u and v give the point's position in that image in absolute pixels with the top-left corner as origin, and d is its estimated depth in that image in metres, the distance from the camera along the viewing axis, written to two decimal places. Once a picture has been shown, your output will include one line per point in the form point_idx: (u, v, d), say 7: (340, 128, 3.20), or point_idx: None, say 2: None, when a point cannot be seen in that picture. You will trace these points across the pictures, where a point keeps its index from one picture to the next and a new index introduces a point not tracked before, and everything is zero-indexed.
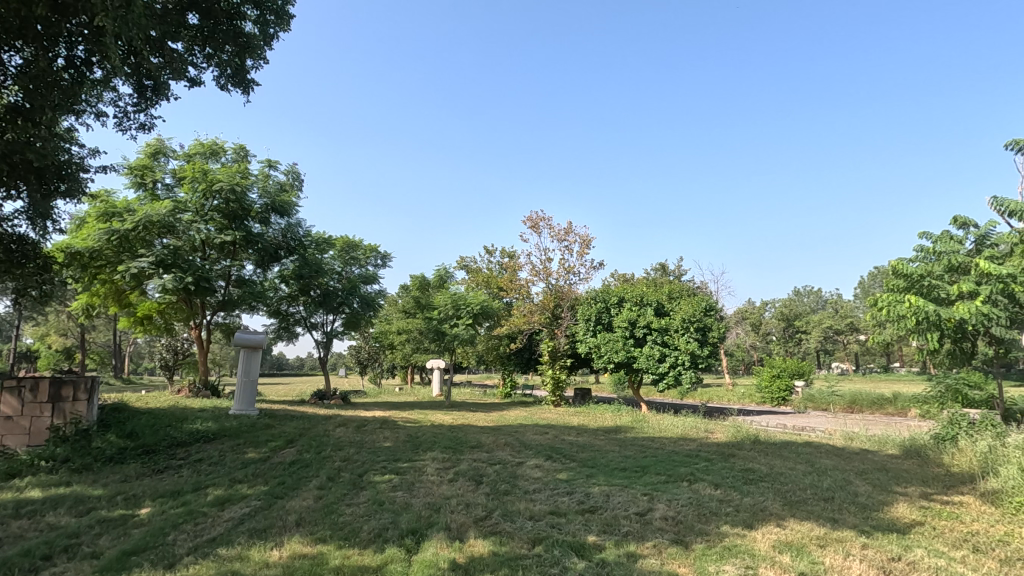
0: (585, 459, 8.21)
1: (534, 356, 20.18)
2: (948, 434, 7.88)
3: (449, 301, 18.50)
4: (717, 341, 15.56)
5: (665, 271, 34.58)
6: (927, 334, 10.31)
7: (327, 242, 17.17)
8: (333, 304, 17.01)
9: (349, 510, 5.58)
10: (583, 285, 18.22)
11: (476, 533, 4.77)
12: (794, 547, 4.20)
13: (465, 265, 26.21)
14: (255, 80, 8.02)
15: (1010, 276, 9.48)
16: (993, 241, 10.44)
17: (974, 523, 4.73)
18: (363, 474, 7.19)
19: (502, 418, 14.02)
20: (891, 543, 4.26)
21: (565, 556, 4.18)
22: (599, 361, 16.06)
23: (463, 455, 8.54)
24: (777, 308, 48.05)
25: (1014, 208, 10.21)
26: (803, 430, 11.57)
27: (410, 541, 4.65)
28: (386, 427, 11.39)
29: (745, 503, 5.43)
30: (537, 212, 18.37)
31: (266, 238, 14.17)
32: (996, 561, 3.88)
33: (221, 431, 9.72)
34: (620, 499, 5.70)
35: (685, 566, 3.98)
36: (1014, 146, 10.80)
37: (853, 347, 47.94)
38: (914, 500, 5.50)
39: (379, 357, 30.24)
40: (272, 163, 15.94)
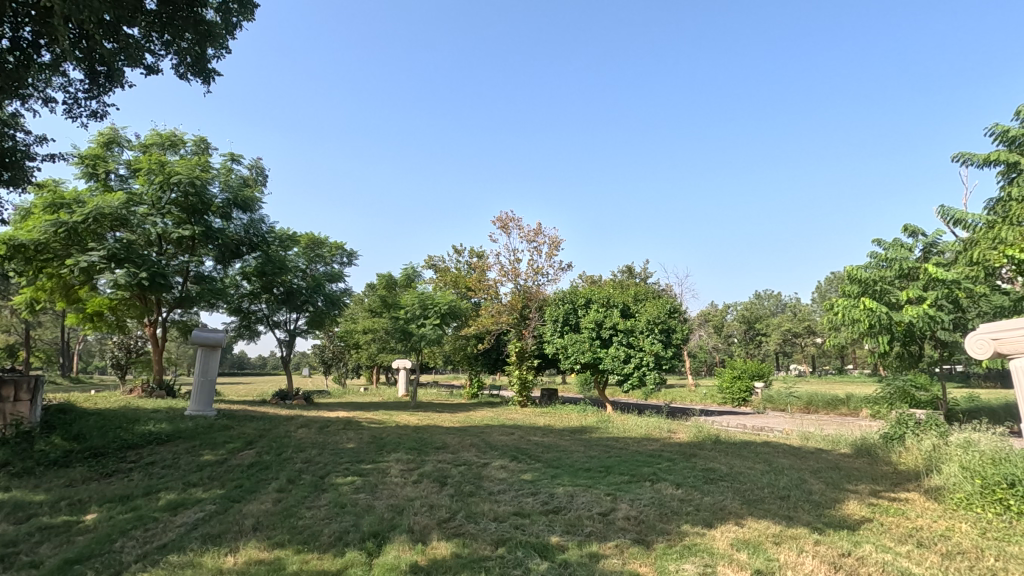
0: (550, 459, 8.23)
1: (501, 356, 20.13)
2: (896, 433, 8.21)
3: (417, 301, 18.32)
4: (681, 343, 15.84)
5: (632, 273, 35.06)
6: (879, 337, 10.73)
7: (291, 239, 16.74)
8: (296, 302, 16.62)
9: (310, 513, 5.46)
10: (550, 286, 18.27)
11: (439, 536, 4.71)
12: (751, 545, 4.30)
13: (433, 265, 25.95)
14: (216, 70, 7.79)
15: (955, 282, 10.03)
16: (940, 248, 10.97)
17: (919, 519, 4.95)
18: (324, 476, 7.04)
19: (467, 419, 13.90)
20: (843, 539, 4.41)
21: (529, 557, 4.18)
22: (566, 362, 16.17)
23: (428, 457, 8.47)
24: (739, 310, 49.23)
25: (959, 217, 10.78)
26: (761, 429, 11.92)
27: (372, 544, 4.57)
28: (350, 427, 11.24)
29: (705, 502, 5.54)
30: (507, 212, 18.35)
31: (227, 234, 13.71)
32: (938, 556, 4.06)
33: (175, 432, 9.37)
34: (584, 499, 5.74)
35: (647, 566, 4.03)
36: (960, 157, 11.37)
37: (810, 350, 49.52)
38: (864, 497, 5.72)
39: (343, 357, 29.66)
40: (235, 156, 15.48)
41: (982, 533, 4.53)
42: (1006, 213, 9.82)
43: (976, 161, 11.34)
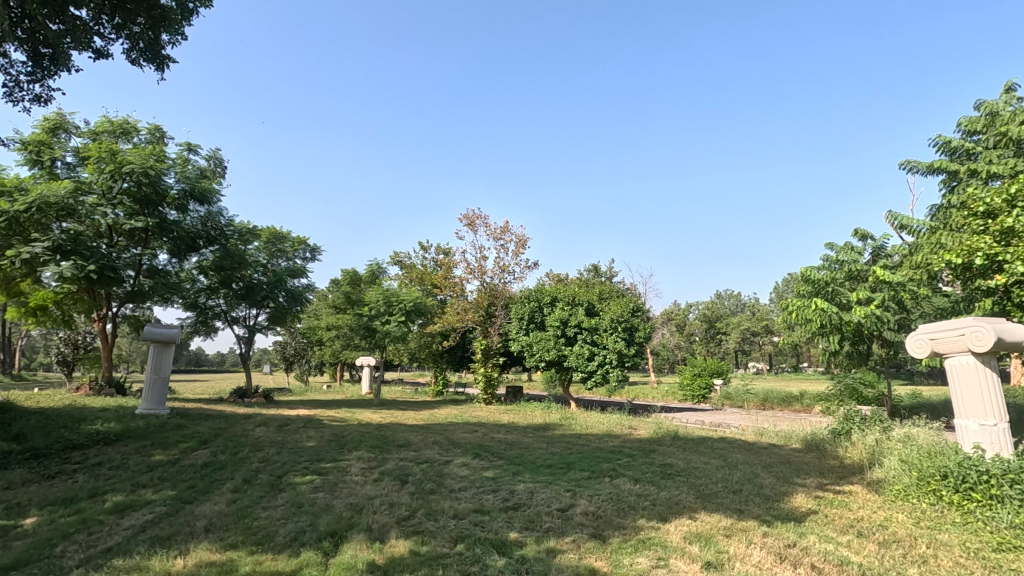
0: (513, 456, 8.28)
1: (467, 354, 20.06)
2: (843, 429, 8.57)
3: (381, 297, 18.46)
4: (643, 341, 16.09)
5: (597, 272, 35.45)
6: (830, 336, 11.15)
7: (252, 233, 16.30)
8: (256, 297, 16.19)
9: (265, 513, 5.35)
10: (516, 284, 18.17)
11: (398, 534, 4.70)
12: (703, 538, 4.43)
13: (399, 261, 25.63)
14: (171, 56, 7.53)
15: (900, 284, 10.49)
16: (887, 252, 11.46)
17: (860, 510, 5.19)
18: (282, 476, 6.90)
19: (431, 416, 13.84)
20: (789, 530, 4.59)
21: (486, 554, 4.20)
22: (531, 360, 16.28)
23: (390, 455, 8.40)
24: (700, 309, 50.25)
25: (905, 222, 11.30)
26: (718, 426, 12.21)
27: (328, 543, 4.51)
28: (311, 425, 11.04)
29: (662, 497, 5.68)
30: (473, 210, 18.15)
31: (182, 227, 13.26)
32: (875, 544, 4.27)
33: (125, 431, 9.03)
34: (544, 495, 5.81)
35: (602, 560, 4.10)
36: (907, 166, 11.94)
37: (767, 348, 51.05)
38: (811, 491, 5.96)
39: (306, 353, 29.04)
40: (192, 146, 14.97)
41: (917, 522, 4.78)
42: (947, 220, 10.34)
43: (921, 169, 11.93)
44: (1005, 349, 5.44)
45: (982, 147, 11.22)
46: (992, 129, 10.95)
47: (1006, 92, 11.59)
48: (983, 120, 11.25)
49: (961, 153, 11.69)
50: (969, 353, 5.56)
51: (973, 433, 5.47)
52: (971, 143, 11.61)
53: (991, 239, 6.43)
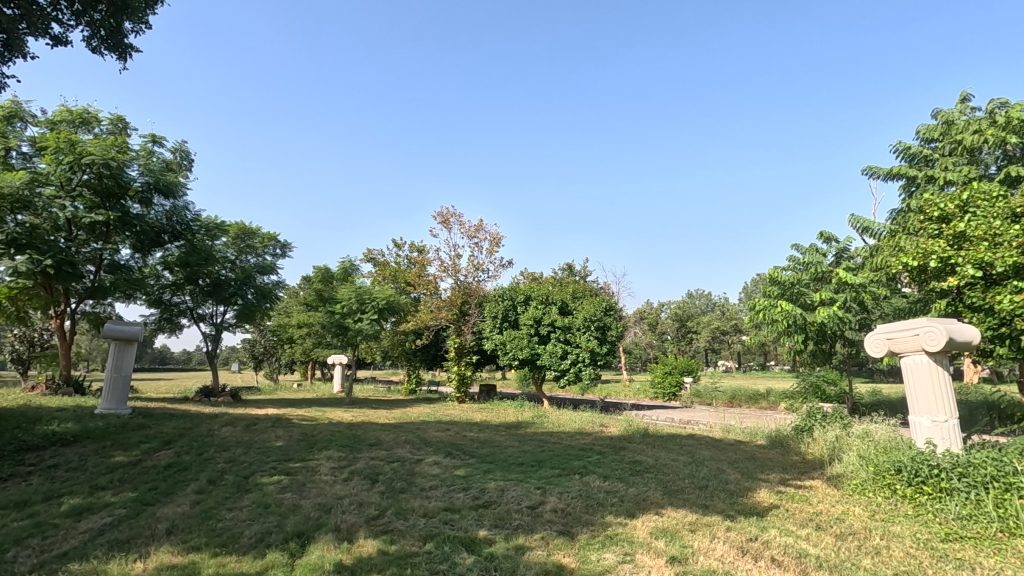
0: (484, 455, 8.29)
1: (440, 352, 19.96)
2: (806, 425, 8.83)
3: (354, 295, 18.35)
4: (616, 340, 16.22)
5: (571, 271, 35.73)
6: (795, 336, 11.47)
7: (220, 228, 15.91)
8: (223, 294, 15.81)
9: (230, 515, 5.25)
10: (490, 282, 18.16)
11: (367, 533, 4.67)
12: (669, 533, 4.53)
13: (372, 258, 25.35)
14: (134, 46, 7.32)
15: (862, 286, 10.83)
16: (849, 254, 11.81)
17: (819, 504, 5.37)
18: (249, 476, 6.78)
19: (403, 415, 13.73)
20: (751, 525, 4.72)
21: (455, 552, 4.21)
22: (505, 358, 16.31)
23: (361, 454, 8.33)
24: (672, 309, 51.04)
25: (867, 226, 11.67)
26: (687, 423, 12.45)
27: (295, 544, 4.45)
28: (280, 425, 10.86)
29: (630, 493, 5.77)
30: (447, 207, 18.13)
31: (146, 221, 12.84)
32: (833, 537, 4.43)
33: (83, 432, 8.73)
34: (515, 493, 5.86)
35: (569, 556, 4.15)
36: (870, 170, 12.33)
37: (736, 346, 52.16)
38: (774, 486, 6.13)
39: (275, 351, 28.48)
40: (157, 138, 14.54)
41: (872, 515, 4.97)
42: (906, 224, 10.72)
43: (882, 174, 12.36)
44: (956, 349, 5.68)
45: (939, 154, 11.64)
46: (948, 136, 11.40)
47: (962, 101, 12.06)
48: (940, 128, 11.70)
49: (919, 159, 12.12)
50: (923, 352, 5.79)
51: (926, 429, 5.69)
52: (929, 150, 12.05)
53: (945, 242, 6.69)
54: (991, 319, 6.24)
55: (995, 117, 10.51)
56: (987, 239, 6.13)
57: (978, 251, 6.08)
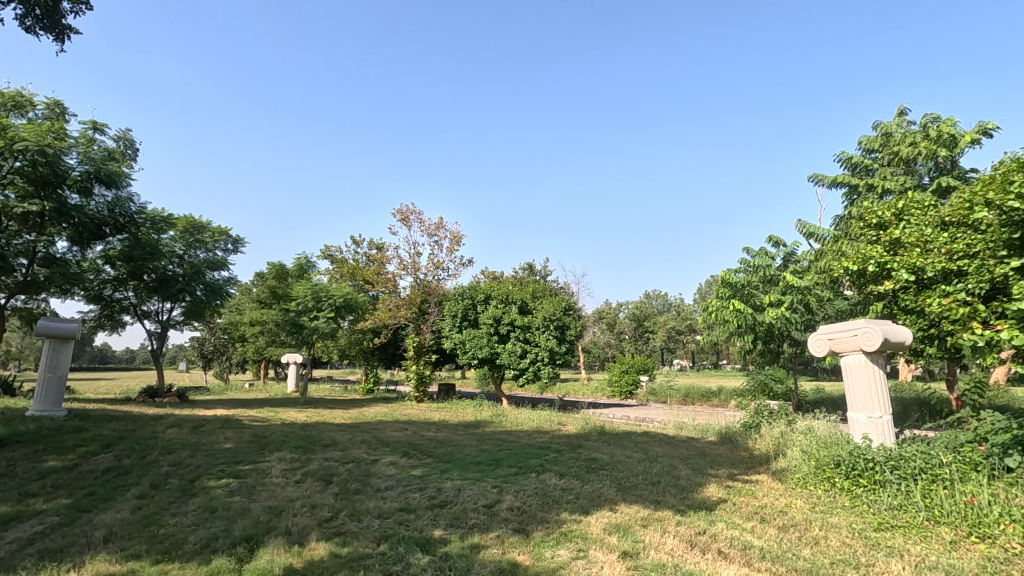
0: (442, 454, 8.26)
1: (399, 351, 19.71)
2: (754, 422, 9.16)
3: (310, 292, 17.93)
4: (575, 339, 16.36)
5: (532, 270, 35.96)
6: (745, 335, 11.90)
7: (166, 221, 15.23)
8: (170, 291, 15.13)
9: (174, 520, 5.05)
10: (450, 281, 18.07)
11: (319, 536, 4.58)
12: (621, 528, 4.62)
13: (329, 255, 24.80)
14: (72, 27, 6.94)
15: (808, 288, 11.32)
16: (796, 257, 12.33)
17: (764, 498, 5.60)
18: (195, 479, 6.53)
19: (360, 415, 13.48)
20: (700, 519, 4.87)
21: (410, 552, 4.18)
22: (464, 357, 16.27)
23: (315, 455, 8.15)
24: (630, 309, 52.02)
25: (812, 231, 12.21)
26: (643, 421, 12.72)
27: (243, 549, 4.32)
28: (229, 426, 10.49)
29: (585, 490, 5.87)
30: (407, 204, 17.95)
31: (85, 212, 12.12)
32: (776, 529, 4.62)
33: (12, 436, 8.20)
34: (471, 492, 5.86)
35: (524, 554, 4.18)
36: (816, 178, 12.91)
37: (691, 345, 53.63)
38: (723, 481, 6.35)
39: (226, 350, 27.49)
40: (98, 125, 13.79)
41: (813, 507, 5.21)
42: (848, 230, 11.26)
43: (827, 182, 12.95)
44: (890, 348, 6.01)
45: (878, 164, 12.28)
46: (886, 148, 12.03)
47: (899, 115, 12.75)
48: (880, 140, 12.34)
49: (860, 169, 12.75)
50: (860, 352, 6.10)
51: (863, 425, 6.01)
52: (869, 160, 12.70)
53: (882, 248, 7.09)
54: (922, 321, 6.63)
55: (928, 131, 11.17)
56: (918, 246, 6.51)
57: (911, 256, 6.45)
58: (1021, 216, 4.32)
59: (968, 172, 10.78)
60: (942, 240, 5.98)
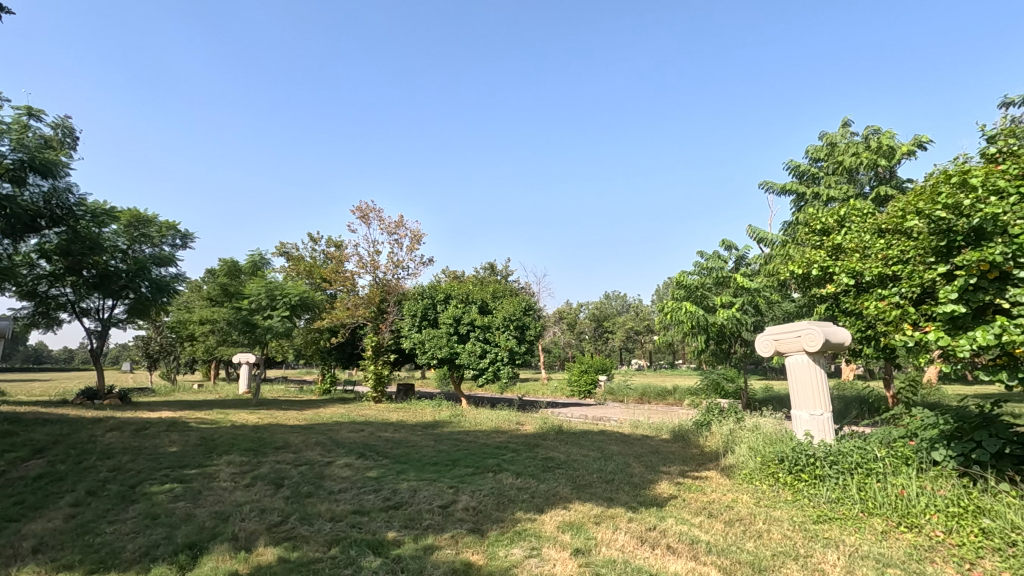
0: (398, 455, 8.15)
1: (356, 351, 19.36)
2: (705, 421, 9.43)
3: (263, 290, 17.39)
4: (534, 339, 16.42)
5: (493, 270, 36.03)
6: (699, 336, 12.25)
7: (109, 214, 14.49)
8: (112, 287, 14.38)
9: (112, 528, 4.81)
10: (410, 280, 17.87)
11: (267, 541, 4.45)
12: (575, 526, 4.68)
13: (285, 252, 24.15)
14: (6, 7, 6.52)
15: (758, 290, 11.74)
16: (747, 261, 12.76)
17: (712, 493, 5.78)
18: (136, 485, 6.24)
19: (314, 416, 13.17)
20: (651, 515, 4.99)
21: (361, 555, 4.12)
22: (423, 358, 16.15)
23: (266, 458, 7.92)
24: (590, 309, 52.74)
25: (762, 236, 12.65)
26: (599, 420, 12.87)
27: (185, 556, 4.16)
28: (175, 429, 10.07)
29: (541, 489, 5.92)
30: (366, 202, 17.67)
31: (18, 203, 11.36)
32: (722, 523, 4.77)
33: None
34: (427, 492, 5.81)
35: (478, 553, 4.19)
36: (767, 185, 13.41)
37: (648, 345, 54.77)
38: (674, 477, 6.53)
39: (173, 350, 26.36)
40: (33, 111, 12.99)
41: (757, 502, 5.42)
42: (795, 235, 11.74)
43: (777, 189, 13.47)
44: (831, 348, 6.30)
45: (823, 173, 12.85)
46: (831, 157, 12.60)
47: (843, 126, 13.36)
48: (825, 150, 12.90)
49: (807, 177, 13.32)
50: (803, 352, 6.37)
51: (805, 422, 6.28)
52: (815, 168, 13.27)
53: (825, 253, 7.45)
54: (860, 323, 6.99)
55: (869, 142, 11.76)
56: (858, 251, 6.85)
57: (851, 261, 6.80)
58: (948, 224, 4.60)
59: (905, 182, 11.42)
60: (879, 246, 6.32)
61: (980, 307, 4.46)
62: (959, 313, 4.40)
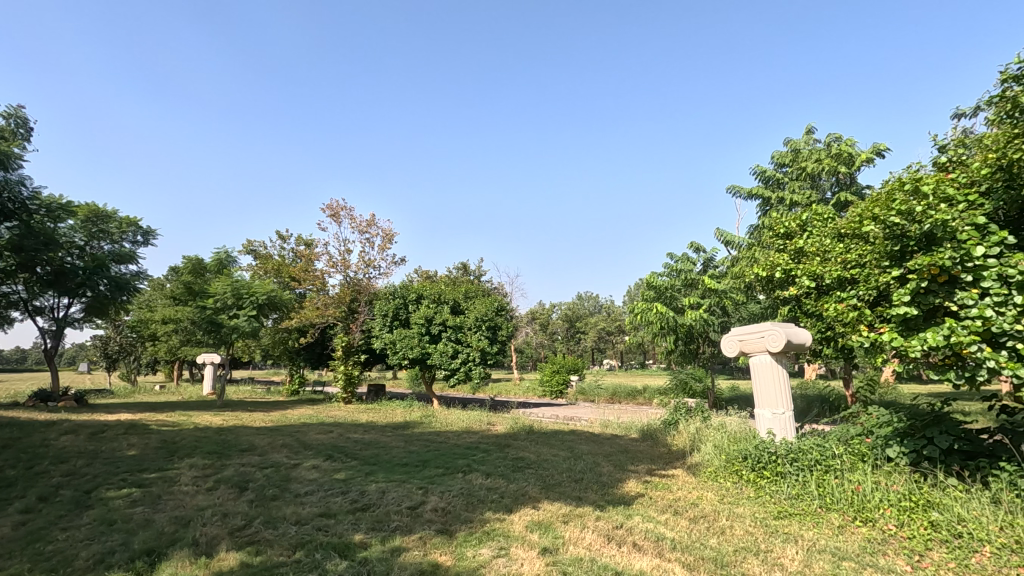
0: (367, 457, 8.05)
1: (326, 351, 19.04)
2: (673, 420, 9.59)
3: (229, 288, 16.97)
4: (506, 339, 16.44)
5: (466, 270, 35.96)
6: (668, 336, 12.45)
7: (65, 209, 13.96)
8: (68, 285, 13.85)
9: (65, 535, 4.64)
10: (381, 280, 17.69)
11: (229, 546, 4.35)
12: (543, 526, 4.71)
13: (252, 250, 23.62)
14: None
15: (725, 292, 12.01)
16: (715, 263, 13.02)
17: (678, 491, 5.89)
18: (91, 490, 6.02)
19: (282, 418, 12.91)
20: (618, 513, 5.06)
21: (327, 558, 4.06)
22: (394, 358, 16.00)
23: (230, 460, 7.73)
24: (563, 310, 53.04)
25: (729, 238, 12.94)
26: (570, 420, 12.94)
27: (142, 563, 4.04)
28: (133, 432, 9.74)
29: (510, 489, 5.94)
30: (337, 200, 17.43)
31: None
32: (687, 520, 4.87)
33: None
34: (395, 494, 5.76)
35: (446, 554, 4.17)
36: (734, 189, 13.74)
37: (620, 345, 55.36)
38: (642, 476, 6.62)
39: (134, 350, 25.50)
40: None
41: (721, 499, 5.55)
42: (760, 239, 12.05)
43: (744, 194, 13.80)
44: (792, 349, 6.48)
45: (788, 178, 13.21)
46: (795, 163, 12.97)
47: (806, 133, 13.76)
48: (789, 156, 13.27)
49: (773, 182, 13.67)
50: (766, 352, 6.54)
51: (768, 420, 6.45)
52: (780, 174, 13.64)
53: (788, 256, 7.68)
54: (820, 324, 7.23)
55: (831, 149, 12.14)
56: (819, 255, 7.07)
57: (812, 265, 7.01)
58: (902, 229, 4.77)
59: (864, 189, 11.83)
60: (838, 250, 6.53)
61: (931, 310, 4.64)
62: (910, 316, 4.58)
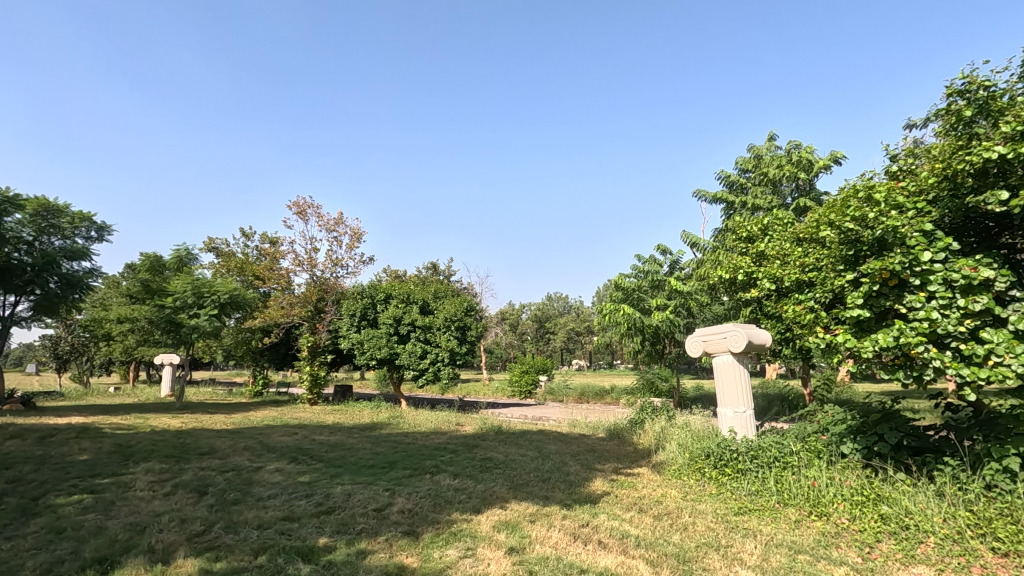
0: (333, 459, 7.93)
1: (291, 351, 18.65)
2: (639, 419, 9.74)
3: (189, 287, 16.46)
4: (475, 339, 16.40)
5: (436, 270, 35.80)
6: (635, 337, 12.64)
7: (12, 203, 13.31)
8: (15, 282, 13.21)
9: (9, 545, 4.42)
10: (349, 279, 17.44)
11: (187, 552, 4.22)
12: (510, 525, 4.73)
13: (214, 247, 22.97)
14: None
15: (689, 294, 12.29)
16: (681, 265, 13.28)
17: (643, 489, 6.00)
18: (38, 497, 5.75)
19: (244, 419, 12.59)
20: (584, 512, 5.12)
21: (290, 562, 3.99)
22: (361, 358, 15.80)
23: (189, 464, 7.50)
24: (532, 310, 53.28)
25: (694, 241, 13.23)
26: (538, 420, 13.00)
27: (93, 572, 3.88)
28: (85, 436, 9.35)
29: (478, 489, 5.95)
30: (304, 197, 17.11)
31: None
32: (651, 517, 4.96)
33: None
34: (361, 496, 5.69)
35: (412, 556, 4.15)
36: (700, 193, 14.06)
37: (588, 346, 55.93)
38: (608, 474, 6.71)
39: (86, 351, 24.46)
40: None
41: (684, 496, 5.68)
42: (724, 242, 12.37)
43: (709, 198, 14.15)
44: (753, 350, 6.67)
45: (751, 183, 13.59)
46: (758, 169, 13.35)
47: (769, 140, 14.18)
48: (752, 161, 13.65)
49: (736, 187, 14.05)
50: (728, 353, 6.72)
51: (730, 419, 6.63)
52: (743, 179, 14.02)
53: (750, 259, 7.90)
54: (779, 325, 7.47)
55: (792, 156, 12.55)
56: (779, 258, 7.29)
57: (772, 267, 7.22)
58: (856, 235, 4.97)
59: (821, 195, 12.27)
60: (797, 254, 6.75)
61: (882, 312, 4.85)
62: (863, 317, 4.77)
